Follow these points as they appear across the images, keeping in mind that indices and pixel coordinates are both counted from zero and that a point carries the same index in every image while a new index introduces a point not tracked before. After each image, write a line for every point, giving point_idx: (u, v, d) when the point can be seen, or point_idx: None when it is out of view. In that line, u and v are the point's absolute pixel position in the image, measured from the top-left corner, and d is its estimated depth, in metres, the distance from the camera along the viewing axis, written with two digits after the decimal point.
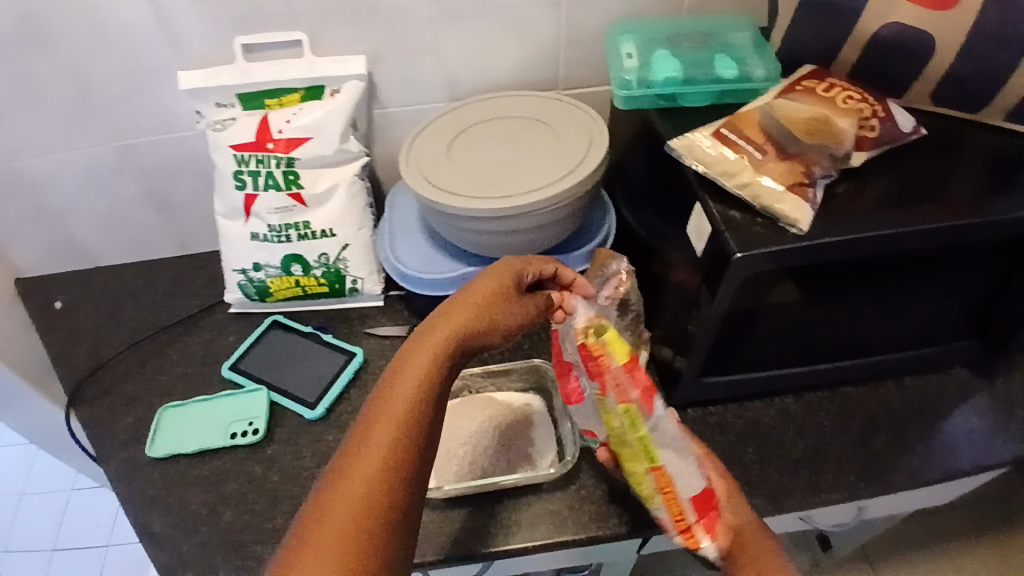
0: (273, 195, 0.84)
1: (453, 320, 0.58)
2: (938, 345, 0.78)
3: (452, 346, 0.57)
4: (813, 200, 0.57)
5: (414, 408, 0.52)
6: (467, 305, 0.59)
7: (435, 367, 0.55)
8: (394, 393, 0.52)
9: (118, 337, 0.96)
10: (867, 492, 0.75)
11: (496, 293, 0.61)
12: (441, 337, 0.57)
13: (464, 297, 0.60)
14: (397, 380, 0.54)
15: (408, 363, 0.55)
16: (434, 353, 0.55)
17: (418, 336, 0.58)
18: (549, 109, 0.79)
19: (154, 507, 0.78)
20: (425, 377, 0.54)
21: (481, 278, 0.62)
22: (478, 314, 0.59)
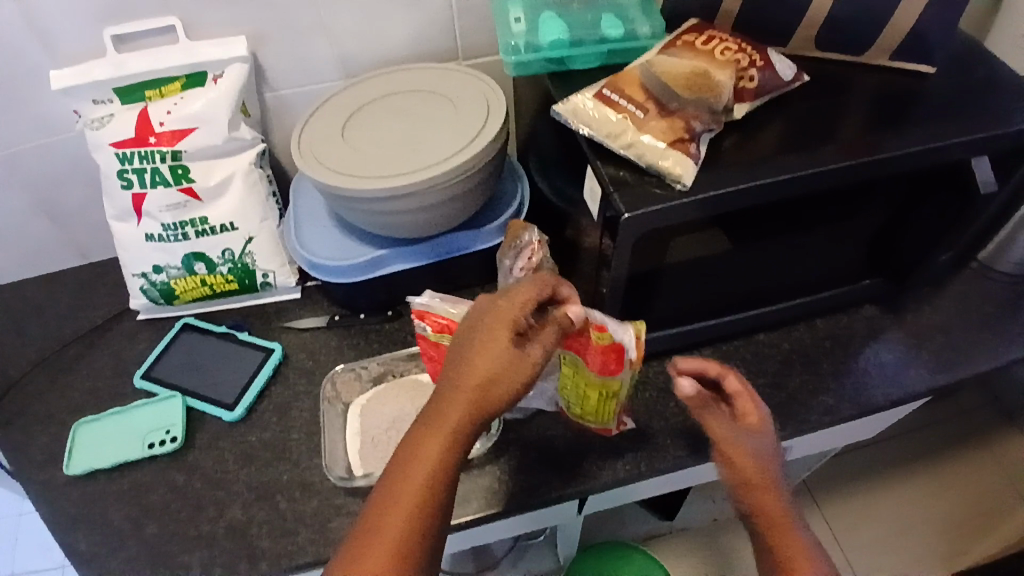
0: (161, 192, 0.80)
1: (462, 397, 0.53)
2: (843, 286, 0.81)
3: (461, 432, 0.52)
4: (697, 155, 0.58)
5: (419, 512, 0.50)
6: (475, 375, 0.53)
7: (442, 463, 0.51)
8: (397, 496, 0.50)
9: (21, 357, 0.90)
10: (785, 433, 0.78)
11: (504, 351, 0.54)
12: (451, 418, 0.52)
13: (470, 364, 0.54)
14: (404, 480, 0.51)
15: (414, 458, 0.52)
16: (442, 444, 0.52)
17: (425, 419, 0.53)
18: (445, 80, 0.76)
19: (72, 530, 0.74)
20: (432, 475, 0.51)
21: (488, 332, 0.55)
22: (489, 385, 0.53)
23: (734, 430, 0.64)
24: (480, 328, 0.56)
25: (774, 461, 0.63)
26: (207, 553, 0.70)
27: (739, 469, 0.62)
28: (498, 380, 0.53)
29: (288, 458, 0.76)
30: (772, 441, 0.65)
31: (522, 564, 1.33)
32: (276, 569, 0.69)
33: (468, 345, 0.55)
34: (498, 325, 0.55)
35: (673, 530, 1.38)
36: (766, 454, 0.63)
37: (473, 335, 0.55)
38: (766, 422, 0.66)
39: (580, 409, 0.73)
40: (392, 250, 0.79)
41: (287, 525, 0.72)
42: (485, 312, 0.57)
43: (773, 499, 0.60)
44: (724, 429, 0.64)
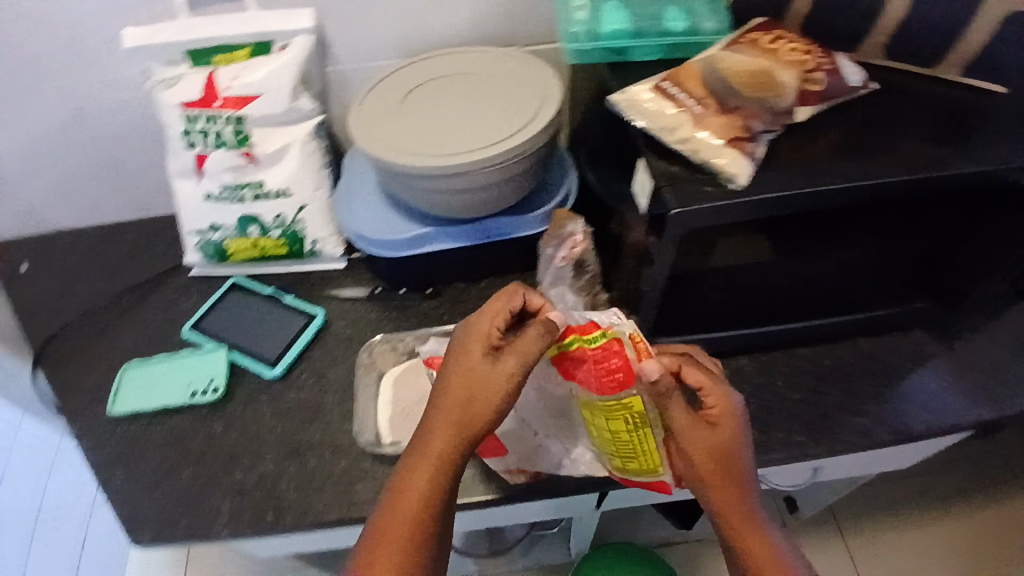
0: (223, 153, 0.83)
1: (445, 420, 0.56)
2: (893, 307, 0.78)
3: (447, 453, 0.56)
4: (753, 155, 0.56)
5: (413, 531, 0.54)
6: (455, 399, 0.56)
7: (432, 483, 0.55)
8: (392, 518, 0.54)
9: (81, 300, 0.95)
10: (816, 451, 0.76)
11: (480, 373, 0.57)
12: (437, 436, 0.56)
13: (450, 389, 0.57)
14: (397, 504, 0.55)
15: (406, 482, 0.55)
16: (430, 466, 0.55)
17: (414, 445, 0.57)
18: (502, 65, 0.77)
19: (114, 466, 0.78)
20: (423, 496, 0.55)
21: (465, 356, 0.58)
22: (469, 407, 0.56)
23: (699, 427, 0.59)
24: (458, 353, 0.59)
25: (743, 457, 0.59)
26: (238, 501, 0.73)
27: (700, 473, 0.59)
28: (477, 401, 0.56)
29: (320, 420, 0.79)
30: (743, 435, 0.60)
31: (532, 553, 1.35)
32: (300, 523, 0.71)
33: (448, 370, 0.58)
34: (474, 349, 0.58)
35: (690, 540, 1.37)
36: (734, 450, 0.59)
37: (452, 359, 0.59)
38: (735, 416, 0.60)
39: (621, 456, 0.65)
40: (438, 228, 0.80)
41: (314, 482, 0.74)
42: (463, 335, 0.60)
43: (732, 501, 0.59)
44: (687, 427, 0.59)
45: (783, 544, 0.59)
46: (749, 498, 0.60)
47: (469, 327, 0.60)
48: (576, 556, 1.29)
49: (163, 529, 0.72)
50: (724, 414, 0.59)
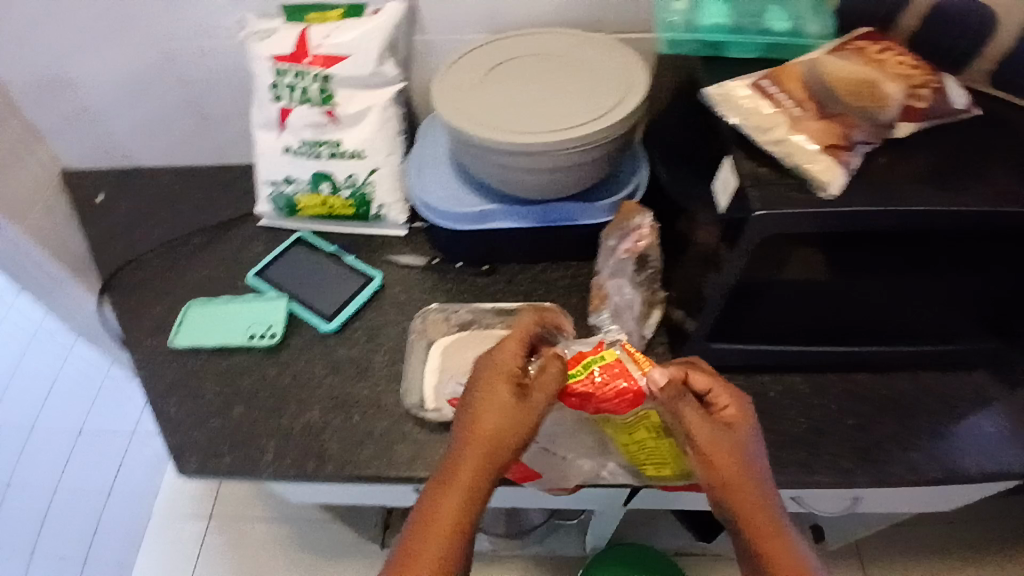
0: (307, 109, 0.86)
1: (472, 451, 0.55)
2: (963, 343, 0.75)
3: (474, 486, 0.54)
4: (848, 165, 0.55)
5: (440, 569, 0.51)
6: (482, 431, 0.55)
7: (459, 517, 0.53)
8: (417, 554, 0.51)
9: (154, 235, 1.00)
10: (863, 480, 0.74)
11: (509, 406, 0.56)
12: (465, 475, 0.54)
13: (477, 420, 0.56)
14: (422, 538, 0.52)
15: (431, 516, 0.53)
16: (457, 501, 0.53)
17: (437, 479, 0.55)
18: (590, 49, 0.76)
19: (170, 395, 0.82)
20: (450, 531, 0.52)
21: (491, 388, 0.57)
22: (497, 440, 0.55)
23: (715, 428, 0.57)
24: (484, 387, 0.58)
25: (760, 463, 0.57)
26: (282, 443, 0.76)
27: (722, 479, 0.56)
28: (506, 434, 0.55)
29: (367, 378, 0.81)
30: (756, 441, 0.58)
31: (548, 541, 1.35)
32: (339, 474, 0.74)
33: (472, 402, 0.57)
34: (501, 384, 0.57)
35: (707, 553, 1.35)
36: (750, 453, 0.57)
37: (478, 392, 0.58)
38: (748, 419, 0.59)
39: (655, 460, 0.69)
40: (504, 206, 0.81)
41: (356, 437, 0.76)
42: (486, 369, 0.59)
43: (754, 511, 0.55)
44: (702, 427, 0.57)
45: (817, 567, 0.54)
46: (774, 507, 0.56)
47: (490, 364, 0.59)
48: (589, 554, 1.29)
49: (209, 459, 0.76)
50: (737, 416, 0.59)
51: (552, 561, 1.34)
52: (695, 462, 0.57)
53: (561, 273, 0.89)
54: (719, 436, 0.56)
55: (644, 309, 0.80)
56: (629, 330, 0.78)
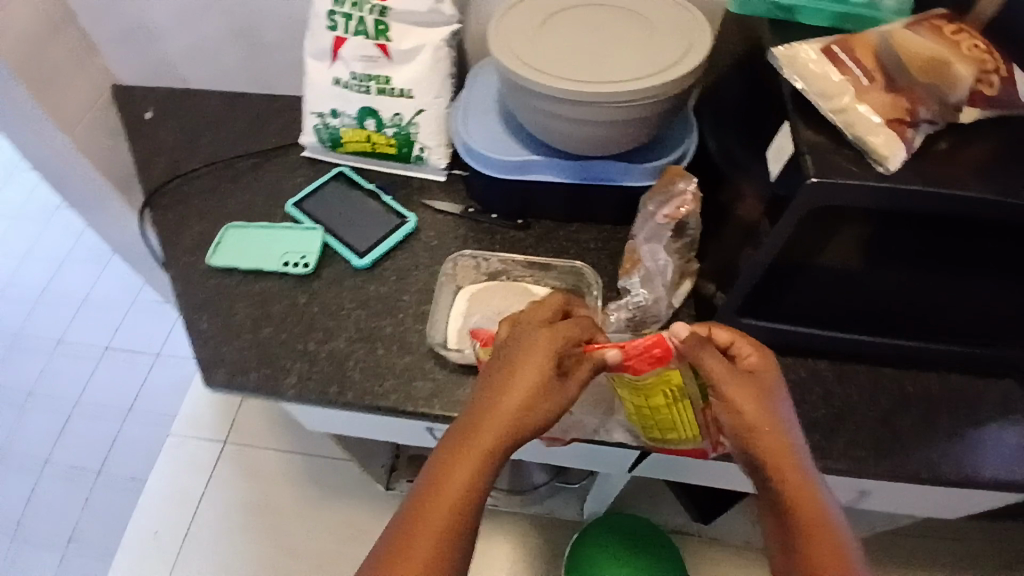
0: (360, 42, 0.85)
1: (495, 424, 0.54)
2: (998, 348, 0.73)
3: (491, 459, 0.53)
4: (910, 143, 0.54)
5: (449, 531, 0.50)
6: (509, 405, 0.54)
7: (473, 484, 0.52)
8: (428, 513, 0.50)
9: (197, 156, 1.02)
10: (876, 471, 0.74)
11: (540, 388, 0.56)
12: (482, 453, 0.53)
13: (504, 394, 0.55)
14: (436, 497, 0.51)
15: (445, 479, 0.51)
16: (473, 468, 0.52)
17: (453, 442, 0.54)
18: (653, 5, 0.74)
19: (202, 309, 0.84)
20: (462, 496, 0.51)
21: (524, 368, 0.56)
22: (523, 418, 0.54)
23: (736, 377, 0.59)
24: (517, 362, 0.57)
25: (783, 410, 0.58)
26: (307, 367, 0.78)
27: (743, 424, 0.57)
28: (531, 414, 0.54)
29: (394, 315, 0.82)
30: (779, 389, 0.59)
31: (548, 502, 1.39)
32: (358, 403, 0.76)
33: (501, 377, 0.56)
34: (535, 364, 0.56)
35: (704, 536, 1.36)
36: (773, 399, 0.58)
37: (508, 368, 0.56)
38: (772, 369, 0.60)
39: (660, 431, 0.70)
40: (546, 159, 0.80)
41: (378, 369, 0.78)
42: (522, 347, 0.58)
43: (777, 453, 0.56)
44: (725, 374, 0.58)
45: (836, 509, 0.55)
46: (799, 451, 0.56)
47: (526, 347, 0.58)
48: (587, 518, 1.34)
49: (235, 374, 0.78)
50: (760, 366, 0.60)
51: (552, 520, 1.38)
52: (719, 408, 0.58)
53: (595, 234, 0.89)
54: (738, 383, 0.58)
55: (676, 277, 0.78)
56: (658, 297, 0.76)
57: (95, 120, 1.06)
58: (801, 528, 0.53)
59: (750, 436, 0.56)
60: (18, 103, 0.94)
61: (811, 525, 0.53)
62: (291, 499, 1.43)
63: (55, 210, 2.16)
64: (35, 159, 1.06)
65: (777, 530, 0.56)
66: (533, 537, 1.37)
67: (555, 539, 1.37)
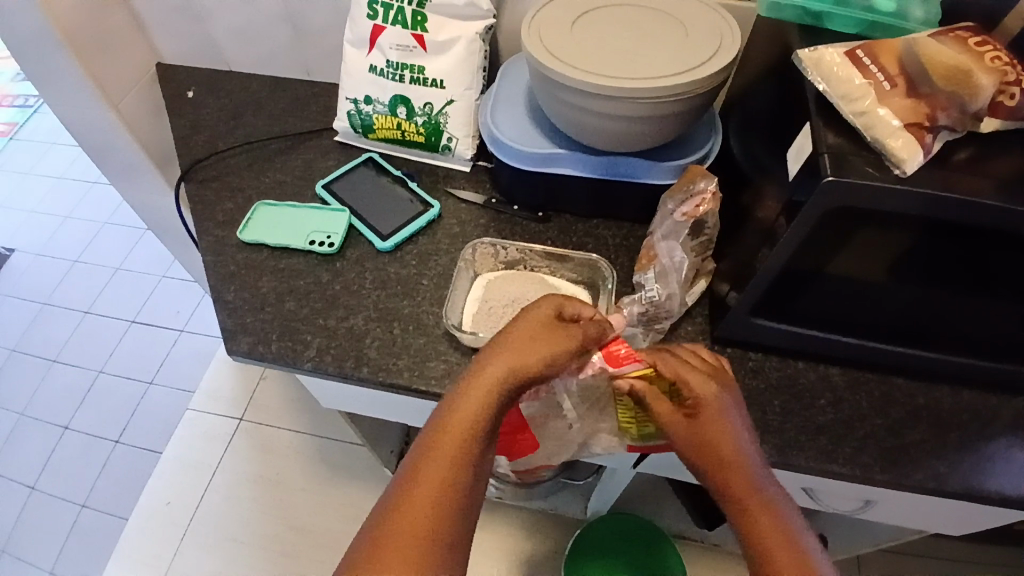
0: (398, 31, 0.89)
1: (505, 358, 0.60)
2: (1011, 364, 0.73)
3: (499, 388, 0.58)
4: (928, 147, 0.56)
5: (463, 448, 0.55)
6: (517, 344, 0.61)
7: (484, 408, 0.57)
8: (444, 435, 0.55)
9: (234, 135, 1.05)
10: (881, 478, 0.74)
11: (545, 332, 0.62)
12: (481, 398, 0.57)
13: (512, 336, 0.62)
14: (452, 419, 0.56)
15: (460, 404, 0.57)
16: (482, 401, 0.57)
17: (467, 378, 0.59)
18: (686, 7, 0.76)
19: (231, 281, 0.87)
20: (461, 438, 0.55)
21: (530, 317, 0.63)
22: (529, 353, 0.60)
23: (681, 422, 0.61)
24: (523, 318, 0.64)
25: (738, 447, 0.59)
26: (326, 342, 0.81)
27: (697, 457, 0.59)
28: (536, 350, 0.61)
29: (413, 297, 0.85)
30: (732, 418, 0.60)
31: (553, 498, 1.38)
32: (373, 378, 0.78)
33: (510, 324, 0.63)
34: (541, 315, 0.64)
35: (705, 542, 1.37)
36: (724, 436, 0.59)
37: (512, 326, 0.63)
38: (718, 397, 0.61)
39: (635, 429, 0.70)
40: (570, 153, 0.82)
41: (394, 348, 0.80)
42: (527, 308, 0.65)
43: (731, 472, 0.58)
44: (669, 420, 0.61)
45: (800, 522, 0.57)
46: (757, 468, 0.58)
47: (523, 316, 0.64)
48: (591, 517, 1.34)
49: (258, 343, 0.81)
50: (706, 403, 0.60)
51: (555, 518, 1.40)
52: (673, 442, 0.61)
53: (613, 231, 0.90)
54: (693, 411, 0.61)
55: (692, 275, 0.80)
56: (671, 293, 0.78)
57: (140, 95, 1.10)
58: (761, 536, 0.55)
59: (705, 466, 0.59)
60: (70, 74, 0.99)
61: (767, 545, 0.54)
62: (300, 478, 1.46)
63: (92, 185, 2.24)
64: (81, 131, 1.11)
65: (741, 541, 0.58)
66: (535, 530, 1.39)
67: (558, 534, 1.39)
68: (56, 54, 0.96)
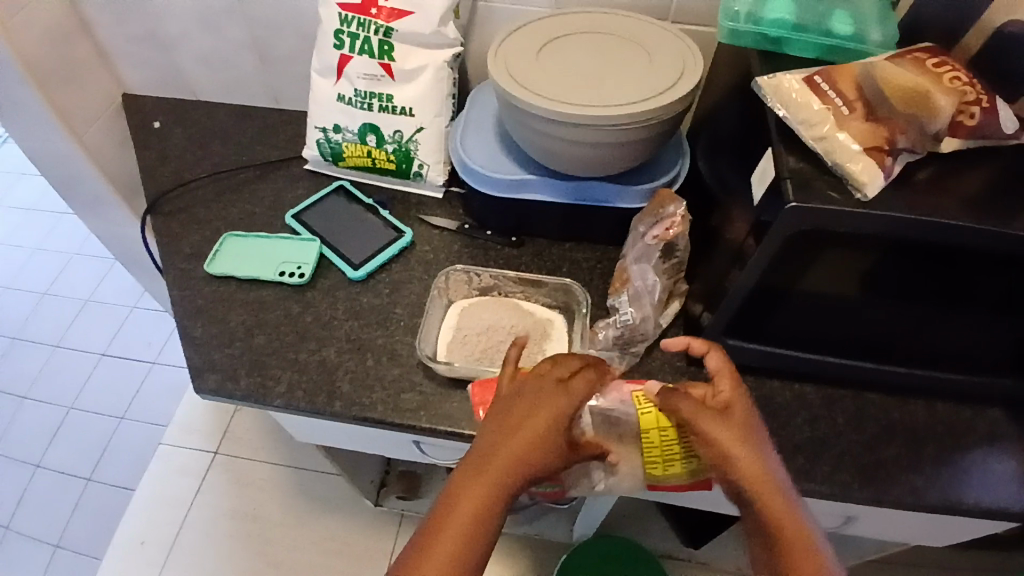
0: (365, 60, 0.88)
1: (501, 465, 0.56)
2: (980, 376, 0.74)
3: (495, 498, 0.55)
4: (889, 170, 0.57)
5: (466, 546, 0.52)
6: (514, 450, 0.57)
7: (478, 521, 0.53)
8: (447, 529, 0.53)
9: (202, 166, 1.04)
10: (859, 496, 0.74)
11: (551, 425, 0.59)
12: (487, 491, 0.54)
13: (509, 438, 0.58)
14: (455, 510, 0.53)
15: (465, 494, 0.54)
16: (488, 493, 0.54)
17: (472, 463, 0.57)
18: (650, 34, 0.77)
19: (198, 315, 0.85)
20: (466, 536, 0.52)
21: (531, 417, 0.59)
22: (527, 462, 0.57)
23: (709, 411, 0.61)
24: (537, 397, 0.61)
25: (761, 441, 0.60)
26: (297, 376, 0.79)
27: (729, 460, 0.58)
28: (532, 458, 0.57)
29: (386, 327, 0.84)
30: (755, 420, 0.62)
31: (537, 522, 1.38)
32: (347, 413, 0.76)
33: (508, 423, 0.59)
34: (550, 404, 0.60)
35: (694, 560, 1.35)
36: (750, 430, 0.60)
37: (525, 406, 0.60)
38: (743, 398, 0.63)
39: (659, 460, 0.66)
40: (541, 178, 0.82)
41: (368, 380, 0.79)
42: (542, 386, 0.62)
43: (760, 477, 0.57)
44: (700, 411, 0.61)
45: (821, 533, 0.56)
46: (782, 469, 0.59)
47: (535, 397, 0.61)
48: (576, 540, 1.32)
49: (227, 380, 0.79)
50: (735, 398, 0.63)
51: (539, 542, 1.38)
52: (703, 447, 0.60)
53: (586, 254, 0.90)
54: (727, 415, 0.61)
55: (665, 296, 0.80)
56: (645, 315, 0.77)
57: (106, 127, 1.08)
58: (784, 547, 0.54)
59: (741, 466, 0.58)
60: (30, 108, 0.97)
61: (799, 559, 0.53)
62: (279, 512, 1.42)
63: (61, 216, 2.20)
64: (44, 164, 1.09)
65: (762, 553, 0.56)
66: (518, 556, 1.36)
67: (544, 558, 1.36)
68: (16, 87, 0.94)
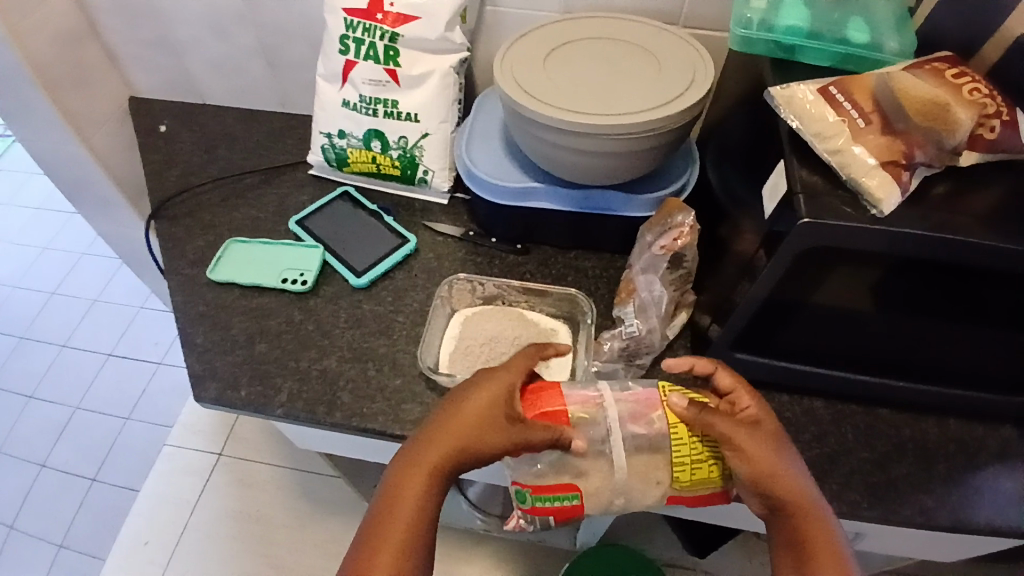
0: (370, 66, 0.87)
1: (439, 443, 0.58)
2: (995, 394, 0.72)
3: (444, 467, 0.57)
4: (905, 185, 0.55)
5: (416, 516, 0.55)
6: (452, 428, 0.58)
7: (426, 494, 0.56)
8: (397, 501, 0.55)
9: (207, 170, 1.03)
10: (869, 515, 0.72)
11: (498, 399, 0.61)
12: (432, 463, 0.57)
13: (452, 416, 0.59)
14: (404, 482, 0.56)
15: (413, 465, 0.57)
16: (433, 465, 0.57)
17: (419, 439, 0.59)
18: (660, 41, 0.75)
19: (200, 322, 0.84)
20: (416, 508, 0.55)
21: (469, 398, 0.61)
22: (467, 437, 0.58)
23: (740, 428, 0.60)
24: (487, 376, 0.63)
25: (789, 452, 0.60)
26: (297, 385, 0.78)
27: (761, 469, 0.58)
28: (479, 431, 0.58)
29: (389, 335, 0.83)
30: (781, 433, 0.61)
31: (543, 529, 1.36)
32: (347, 424, 0.75)
33: (447, 405, 0.61)
34: (499, 380, 0.62)
35: (697, 569, 1.34)
36: (778, 440, 0.60)
37: (473, 384, 0.62)
38: (769, 414, 0.62)
39: (683, 473, 0.63)
40: (547, 187, 0.81)
41: (369, 390, 0.78)
42: (492, 368, 0.65)
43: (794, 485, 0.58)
44: (737, 432, 0.59)
45: (839, 534, 0.57)
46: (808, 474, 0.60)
47: (485, 376, 0.63)
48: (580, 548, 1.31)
49: (227, 388, 0.78)
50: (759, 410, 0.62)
51: (542, 550, 1.36)
52: (734, 460, 0.59)
53: (593, 263, 0.89)
54: (757, 430, 0.60)
55: (673, 308, 0.78)
56: (651, 328, 0.76)
57: (112, 131, 1.08)
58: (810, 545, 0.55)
59: (774, 474, 0.58)
60: (36, 112, 0.97)
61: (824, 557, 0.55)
62: (282, 514, 1.41)
63: (70, 216, 2.21)
64: (50, 166, 1.09)
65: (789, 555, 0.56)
66: (521, 564, 1.35)
67: (547, 565, 1.35)
68: (22, 92, 0.94)
